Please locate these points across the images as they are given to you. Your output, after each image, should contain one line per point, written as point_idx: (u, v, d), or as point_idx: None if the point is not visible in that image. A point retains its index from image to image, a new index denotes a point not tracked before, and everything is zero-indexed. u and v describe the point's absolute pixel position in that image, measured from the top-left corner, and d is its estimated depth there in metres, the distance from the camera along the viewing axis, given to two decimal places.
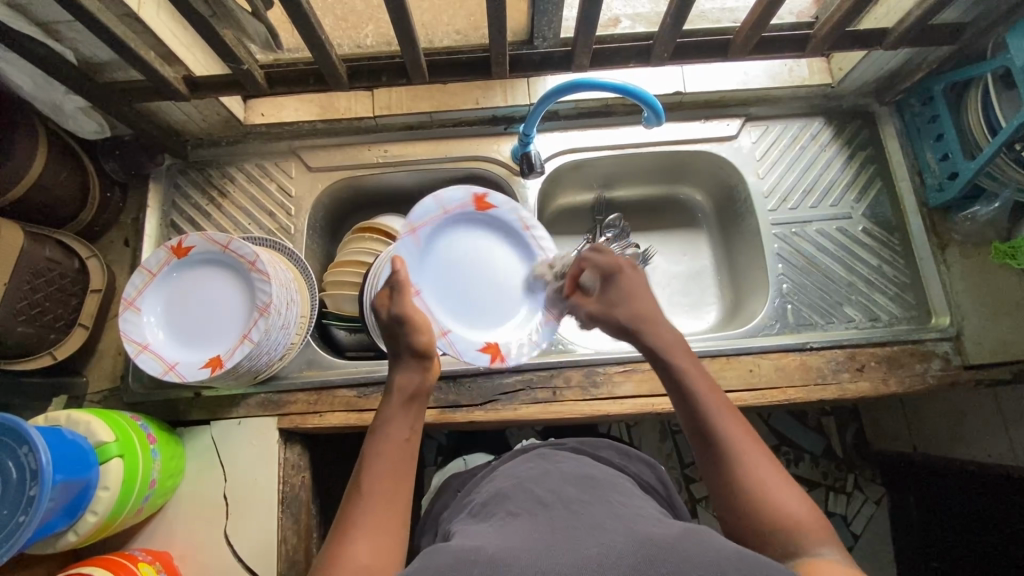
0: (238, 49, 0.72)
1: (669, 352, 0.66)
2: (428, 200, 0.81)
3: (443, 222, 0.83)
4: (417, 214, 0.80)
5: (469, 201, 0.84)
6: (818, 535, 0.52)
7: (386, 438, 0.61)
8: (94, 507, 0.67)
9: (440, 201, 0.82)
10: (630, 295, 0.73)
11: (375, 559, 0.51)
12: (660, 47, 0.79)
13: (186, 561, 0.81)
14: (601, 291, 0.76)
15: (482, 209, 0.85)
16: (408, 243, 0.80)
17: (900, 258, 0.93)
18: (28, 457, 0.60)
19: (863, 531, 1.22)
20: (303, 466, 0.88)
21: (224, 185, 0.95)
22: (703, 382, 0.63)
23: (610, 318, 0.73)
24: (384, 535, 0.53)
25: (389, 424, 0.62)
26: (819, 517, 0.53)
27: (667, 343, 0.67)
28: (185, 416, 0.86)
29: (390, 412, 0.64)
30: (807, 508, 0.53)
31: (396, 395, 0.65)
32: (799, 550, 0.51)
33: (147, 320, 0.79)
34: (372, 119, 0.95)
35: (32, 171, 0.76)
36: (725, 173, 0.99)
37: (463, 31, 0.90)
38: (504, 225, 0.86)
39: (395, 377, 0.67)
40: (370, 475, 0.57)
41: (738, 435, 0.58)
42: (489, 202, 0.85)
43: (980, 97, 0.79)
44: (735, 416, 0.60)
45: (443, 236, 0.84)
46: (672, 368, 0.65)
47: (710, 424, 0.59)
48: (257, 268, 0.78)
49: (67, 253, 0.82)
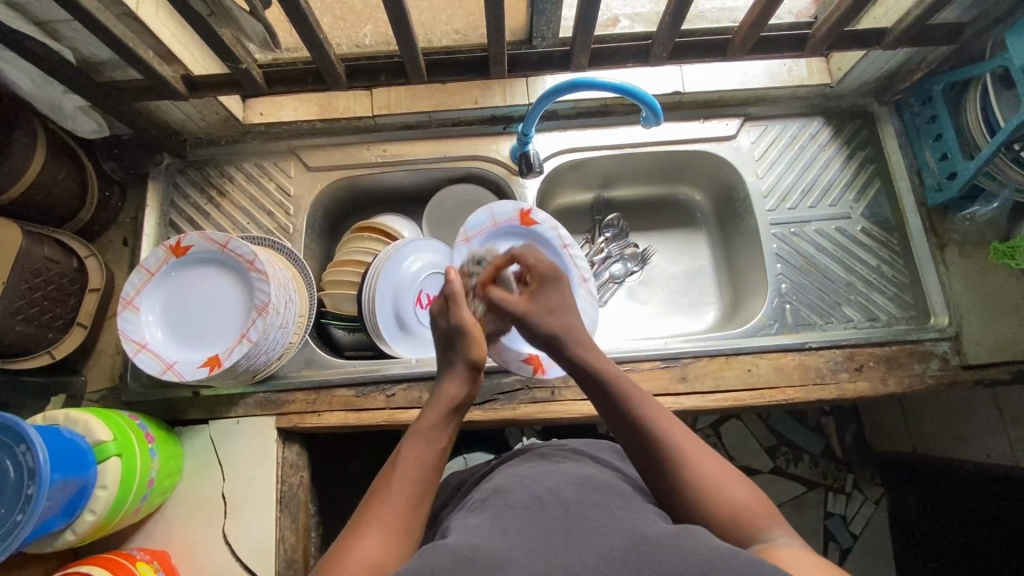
0: (236, 48, 0.72)
1: (595, 362, 0.67)
2: (480, 212, 0.89)
3: (495, 235, 0.91)
4: (470, 224, 0.88)
5: (515, 217, 0.90)
6: (763, 514, 0.53)
7: (426, 444, 0.61)
8: (92, 506, 0.67)
9: (491, 213, 0.89)
10: (565, 308, 0.74)
11: (387, 556, 0.50)
12: (659, 46, 0.78)
13: (184, 560, 0.81)
14: (536, 295, 0.75)
15: (526, 225, 0.90)
16: (461, 252, 0.88)
17: (899, 258, 0.93)
18: (26, 456, 0.60)
19: (863, 531, 1.22)
20: (301, 465, 0.87)
21: (223, 185, 0.95)
22: (632, 390, 0.64)
23: (545, 321, 0.72)
24: (398, 533, 0.53)
25: (430, 430, 0.62)
26: (762, 498, 0.55)
27: (594, 354, 0.68)
28: (183, 416, 0.86)
29: (432, 418, 0.63)
30: (752, 495, 0.55)
31: (443, 403, 0.65)
32: (752, 537, 0.51)
33: (145, 319, 0.79)
34: (371, 119, 0.95)
35: (31, 170, 0.76)
36: (724, 173, 0.99)
37: (461, 30, 0.90)
38: (544, 242, 0.91)
39: (444, 385, 0.67)
40: (403, 476, 0.57)
41: (672, 433, 0.59)
42: (531, 218, 0.90)
43: (979, 97, 0.79)
44: (667, 417, 0.61)
45: (489, 249, 0.91)
46: (599, 379, 0.65)
47: (643, 425, 0.59)
48: (256, 268, 0.78)
49: (66, 253, 0.82)
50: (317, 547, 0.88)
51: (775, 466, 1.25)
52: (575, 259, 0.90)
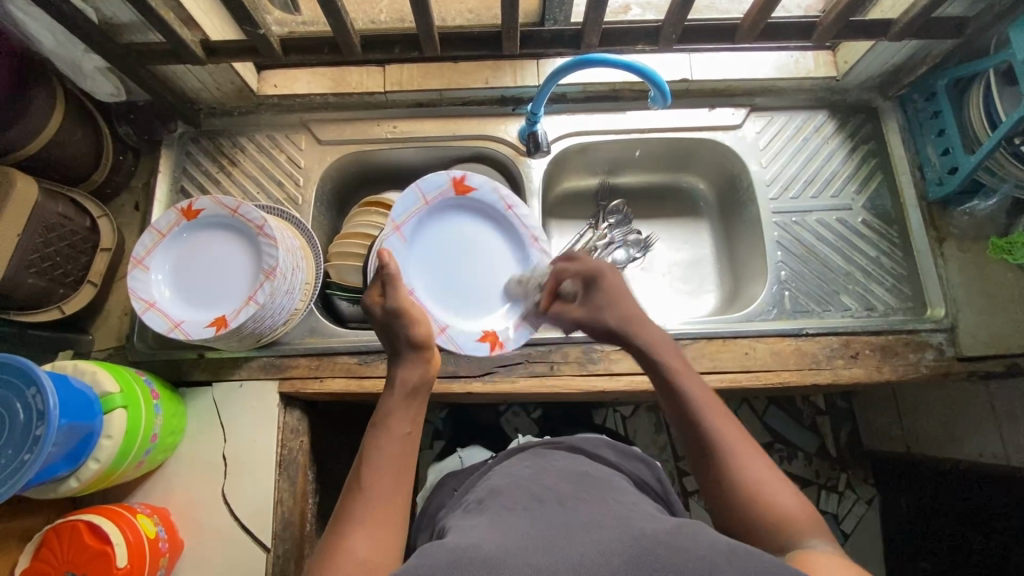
0: (257, 13, 0.74)
1: (656, 349, 0.68)
2: (407, 193, 0.84)
3: (434, 208, 0.87)
4: (398, 213, 0.83)
5: (448, 186, 0.87)
6: (810, 528, 0.53)
7: (387, 429, 0.61)
8: (96, 455, 0.68)
9: (420, 190, 0.85)
10: (617, 302, 0.73)
11: (374, 554, 0.52)
12: (668, 29, 0.80)
13: (181, 519, 0.82)
14: (587, 298, 0.76)
15: (463, 191, 0.88)
16: (395, 242, 0.84)
17: (898, 251, 0.94)
18: (35, 398, 0.61)
19: (854, 530, 1.24)
20: (301, 431, 0.89)
21: (235, 154, 0.97)
22: (691, 377, 0.64)
23: (596, 323, 0.74)
24: (384, 531, 0.54)
25: (391, 416, 0.62)
26: (812, 512, 0.54)
27: (655, 342, 0.68)
28: (186, 376, 0.87)
29: (390, 406, 0.63)
30: (799, 503, 0.55)
31: (397, 390, 0.64)
32: (792, 545, 0.52)
33: (154, 278, 0.81)
34: (382, 95, 0.96)
35: (49, 126, 0.78)
36: (728, 161, 1.01)
37: (475, 10, 0.91)
38: (486, 208, 0.90)
39: (401, 370, 0.66)
40: (371, 469, 0.58)
41: (726, 431, 0.59)
42: (467, 184, 0.87)
43: (982, 94, 0.80)
44: (721, 408, 0.61)
45: (428, 226, 0.88)
46: (665, 374, 0.65)
47: (699, 419, 0.60)
48: (264, 233, 0.79)
49: (79, 212, 0.84)
50: (314, 513, 0.90)
51: None
52: (521, 220, 0.89)
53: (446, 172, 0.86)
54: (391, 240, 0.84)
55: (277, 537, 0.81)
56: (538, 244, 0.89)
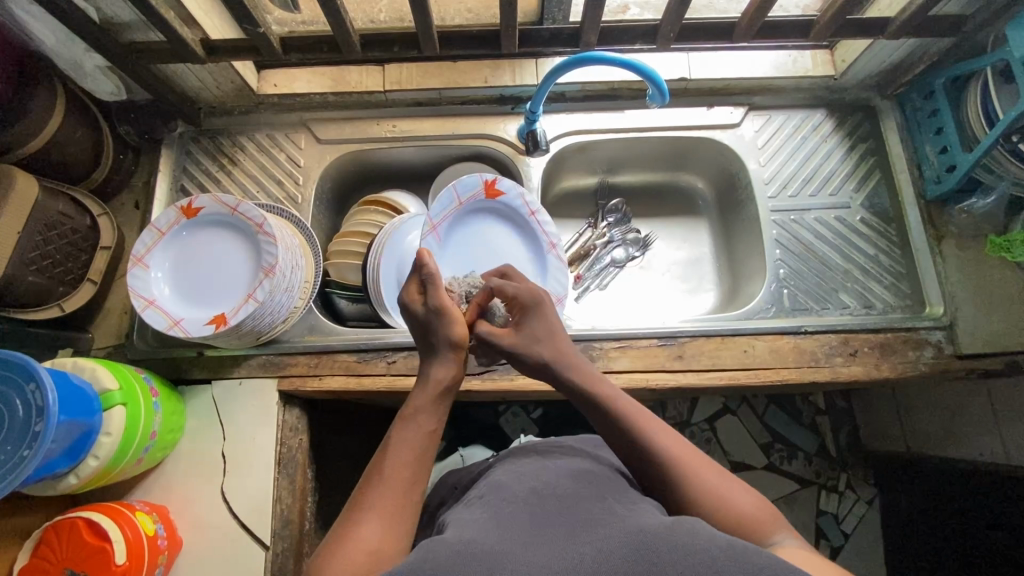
0: (256, 12, 0.74)
1: (586, 381, 0.65)
2: (443, 194, 0.85)
3: (466, 209, 0.88)
4: (435, 212, 0.84)
5: (481, 189, 0.88)
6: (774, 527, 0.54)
7: (416, 425, 0.61)
8: (95, 451, 0.68)
9: (454, 191, 0.86)
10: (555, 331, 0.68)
11: (383, 544, 0.52)
12: (665, 27, 0.80)
13: (180, 516, 0.82)
14: (518, 326, 0.69)
15: (494, 195, 0.89)
16: (430, 242, 0.85)
17: (896, 249, 0.94)
18: (35, 394, 0.61)
19: (854, 530, 1.24)
20: (300, 429, 0.89)
21: (234, 153, 0.97)
22: (628, 406, 0.62)
23: (528, 352, 0.67)
24: (393, 522, 0.54)
25: (419, 411, 0.62)
26: (770, 509, 0.56)
27: (584, 373, 0.65)
28: (185, 374, 0.87)
29: (421, 402, 0.63)
30: (759, 504, 0.56)
31: (430, 387, 0.64)
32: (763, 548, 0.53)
33: (154, 275, 0.81)
34: (382, 94, 0.97)
35: (49, 125, 0.78)
36: (726, 160, 1.01)
37: (474, 9, 0.91)
38: (513, 212, 0.90)
39: (433, 367, 0.66)
40: (394, 462, 0.57)
41: (675, 453, 0.58)
42: (497, 188, 0.88)
43: (979, 91, 0.81)
44: (662, 427, 0.60)
45: (459, 227, 0.89)
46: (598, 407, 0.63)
47: (645, 447, 0.59)
48: (264, 231, 0.80)
49: (80, 210, 0.84)
50: (313, 511, 0.90)
51: (768, 462, 1.27)
52: (543, 226, 0.90)
53: (479, 175, 0.87)
54: (426, 240, 0.85)
55: (276, 535, 0.81)
56: (558, 250, 0.90)
